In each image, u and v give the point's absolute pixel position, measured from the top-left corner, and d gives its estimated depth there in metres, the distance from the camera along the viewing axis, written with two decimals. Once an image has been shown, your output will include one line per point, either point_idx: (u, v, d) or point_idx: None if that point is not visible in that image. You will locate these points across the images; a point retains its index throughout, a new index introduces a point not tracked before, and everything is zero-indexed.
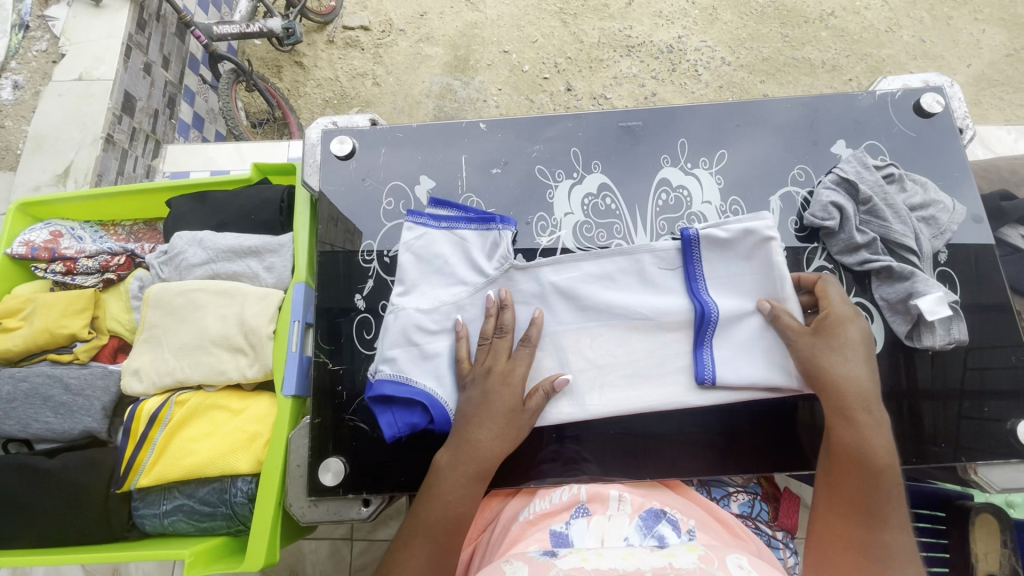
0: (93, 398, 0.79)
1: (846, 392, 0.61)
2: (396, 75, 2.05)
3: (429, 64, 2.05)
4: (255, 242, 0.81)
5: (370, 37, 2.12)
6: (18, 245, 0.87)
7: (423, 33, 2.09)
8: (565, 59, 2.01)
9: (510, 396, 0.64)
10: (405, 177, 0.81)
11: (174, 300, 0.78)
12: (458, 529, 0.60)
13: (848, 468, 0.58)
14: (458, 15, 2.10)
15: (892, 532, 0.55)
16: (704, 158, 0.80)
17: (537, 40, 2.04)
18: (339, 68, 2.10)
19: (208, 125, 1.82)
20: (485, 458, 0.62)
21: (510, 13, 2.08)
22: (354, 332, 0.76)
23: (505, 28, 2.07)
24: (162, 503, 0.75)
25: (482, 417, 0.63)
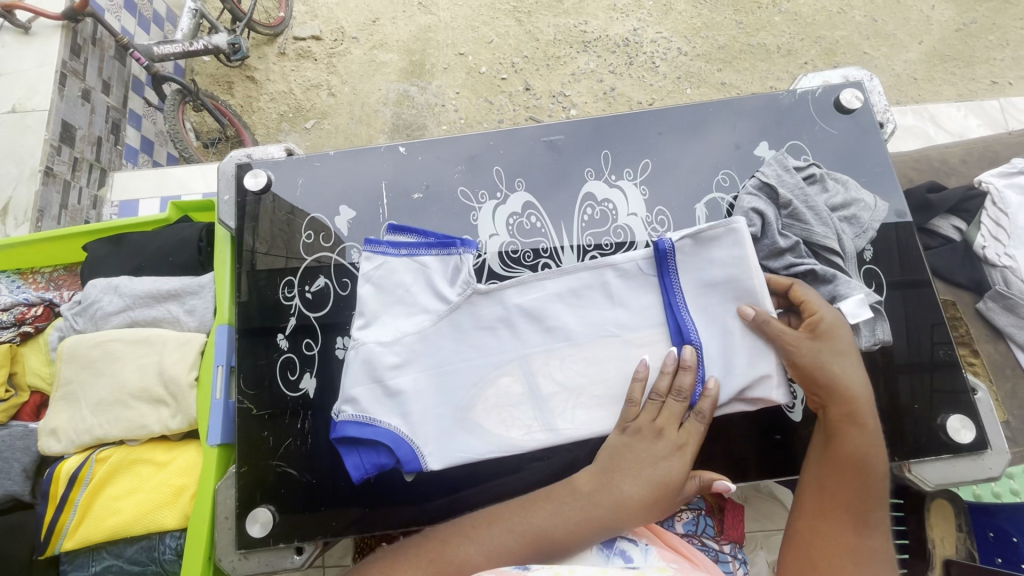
0: (12, 459, 0.76)
1: (853, 398, 0.60)
2: (351, 85, 2.01)
3: (384, 71, 2.01)
4: (174, 285, 0.79)
5: (322, 47, 2.08)
6: None
7: (376, 40, 2.05)
8: (522, 58, 1.98)
9: (678, 469, 0.60)
10: (324, 208, 0.78)
11: (89, 353, 0.75)
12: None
13: (854, 472, 0.58)
14: (410, 19, 2.06)
15: (877, 534, 0.56)
16: (628, 170, 0.78)
17: (493, 41, 2.01)
18: (292, 80, 2.05)
19: (158, 149, 1.77)
20: (551, 522, 0.58)
21: (463, 14, 2.05)
22: (277, 373, 0.73)
23: (459, 30, 2.03)
24: (89, 565, 0.71)
25: (618, 482, 0.60)
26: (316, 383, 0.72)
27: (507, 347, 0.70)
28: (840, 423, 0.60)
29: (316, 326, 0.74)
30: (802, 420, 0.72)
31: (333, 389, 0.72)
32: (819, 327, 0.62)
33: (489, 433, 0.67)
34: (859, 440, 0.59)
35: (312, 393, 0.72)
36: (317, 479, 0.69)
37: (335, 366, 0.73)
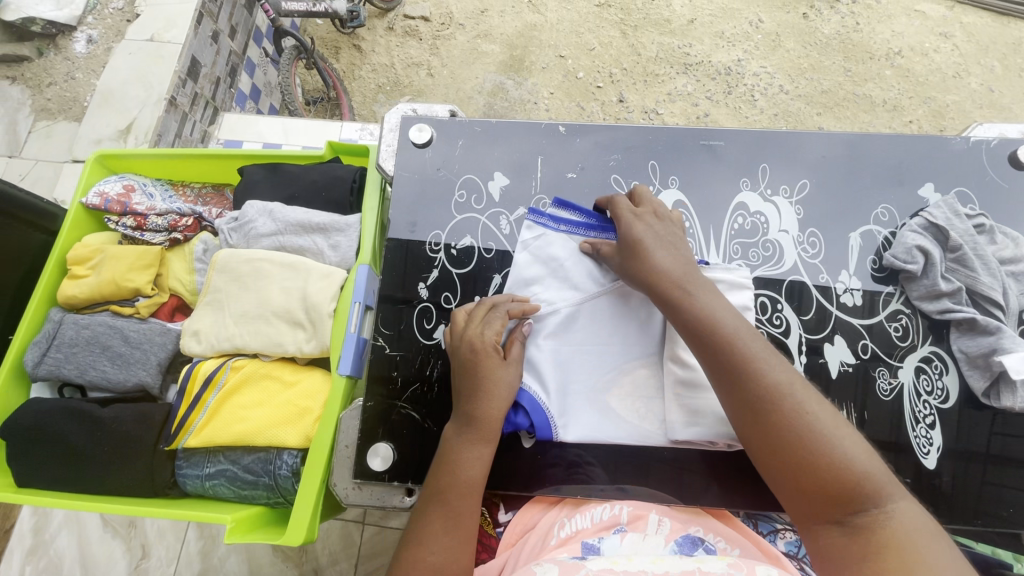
0: (150, 353, 0.81)
1: (659, 283, 0.59)
2: (450, 69, 2.06)
3: (484, 61, 2.05)
4: (324, 219, 0.82)
5: (429, 29, 2.13)
6: (93, 195, 0.89)
7: (482, 30, 2.09)
8: (621, 69, 1.99)
9: (494, 360, 0.63)
10: (479, 171, 0.80)
11: (241, 267, 0.79)
12: (472, 489, 0.58)
13: (702, 340, 0.55)
14: (518, 15, 2.10)
15: (759, 369, 0.51)
16: (785, 187, 0.78)
17: (595, 49, 2.02)
18: (395, 55, 2.11)
19: (263, 98, 1.84)
20: (487, 422, 0.61)
21: (570, 19, 2.07)
22: (415, 320, 0.75)
23: (563, 33, 2.06)
24: (206, 465, 0.75)
25: (465, 432, 0.61)
26: None
27: (647, 338, 0.70)
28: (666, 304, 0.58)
29: (457, 283, 0.76)
30: (935, 468, 0.67)
31: None
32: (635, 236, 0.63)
33: (619, 418, 0.68)
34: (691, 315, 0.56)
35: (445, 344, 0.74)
36: (439, 427, 0.70)
37: None
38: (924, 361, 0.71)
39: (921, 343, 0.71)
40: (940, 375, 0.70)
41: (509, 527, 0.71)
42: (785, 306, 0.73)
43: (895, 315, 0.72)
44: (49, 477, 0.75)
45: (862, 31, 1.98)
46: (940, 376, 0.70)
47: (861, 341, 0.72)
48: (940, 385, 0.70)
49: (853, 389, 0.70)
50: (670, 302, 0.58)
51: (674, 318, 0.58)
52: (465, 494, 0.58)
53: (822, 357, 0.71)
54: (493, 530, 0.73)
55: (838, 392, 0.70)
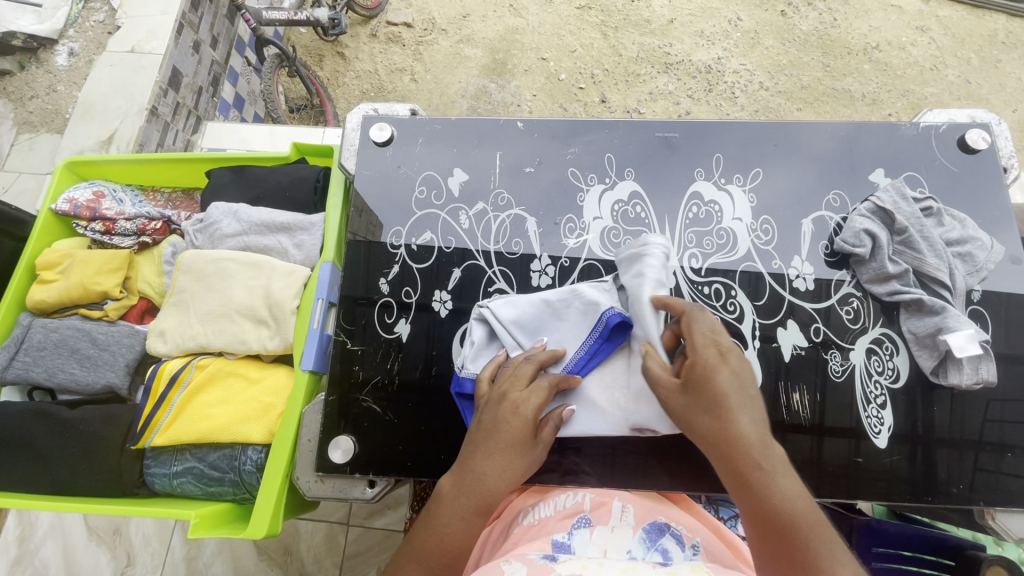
0: (118, 354, 0.82)
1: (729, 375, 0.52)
2: (434, 73, 2.08)
3: (467, 65, 2.07)
4: (288, 219, 0.83)
5: (412, 34, 2.15)
6: (63, 201, 0.90)
7: (464, 34, 2.12)
8: (602, 70, 2.01)
9: (521, 427, 0.56)
10: (439, 168, 0.82)
11: (205, 267, 0.80)
12: (452, 563, 0.52)
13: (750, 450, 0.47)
14: (500, 19, 2.12)
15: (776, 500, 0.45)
16: (738, 175, 0.79)
17: (576, 50, 2.05)
18: (378, 62, 2.14)
19: (248, 107, 1.85)
20: (488, 493, 0.54)
21: (551, 21, 2.10)
22: (376, 315, 0.76)
23: (545, 36, 2.08)
24: (173, 463, 0.76)
25: (463, 498, 0.54)
26: (410, 331, 0.76)
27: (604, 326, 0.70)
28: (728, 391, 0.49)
29: (418, 278, 0.78)
30: (887, 447, 0.69)
31: (426, 338, 0.75)
32: (696, 360, 0.51)
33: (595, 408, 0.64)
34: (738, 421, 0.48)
35: (405, 338, 0.75)
36: (400, 418, 0.72)
37: (430, 317, 0.76)
38: (875, 342, 0.72)
39: (872, 325, 0.73)
40: (891, 355, 0.71)
41: None
42: (739, 292, 0.75)
43: (847, 298, 0.74)
44: (17, 479, 0.76)
45: (838, 27, 2.01)
46: (890, 357, 0.71)
47: (814, 325, 0.73)
48: (891, 366, 0.71)
49: (807, 372, 0.71)
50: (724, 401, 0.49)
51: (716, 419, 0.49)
52: (445, 564, 0.52)
53: (776, 341, 0.73)
54: None
55: (792, 375, 0.71)
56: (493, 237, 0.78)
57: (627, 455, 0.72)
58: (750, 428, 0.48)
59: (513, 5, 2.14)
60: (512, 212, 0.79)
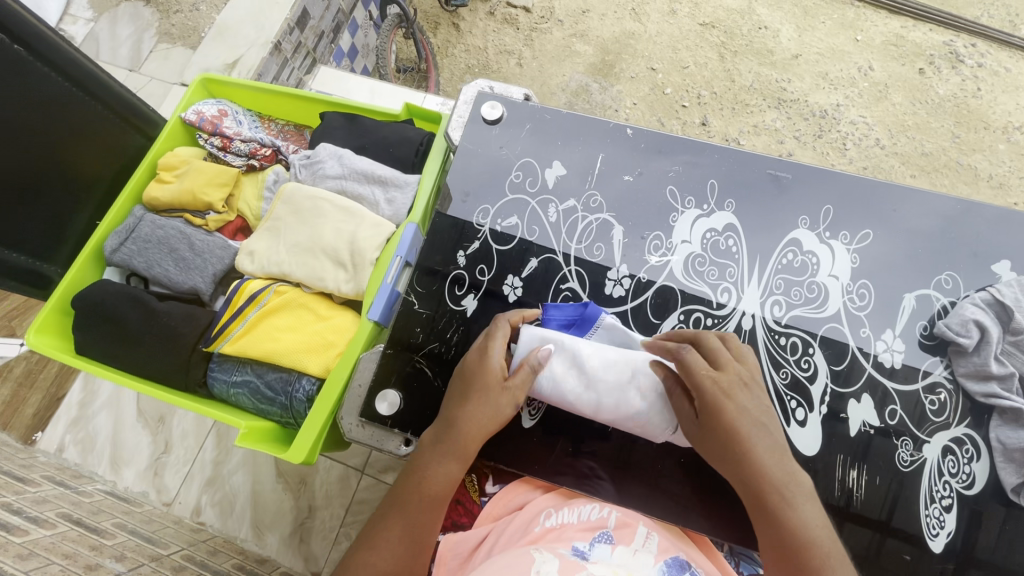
0: (209, 263, 0.88)
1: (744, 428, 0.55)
2: (540, 63, 2.09)
3: (575, 60, 2.06)
4: (385, 173, 0.86)
5: (529, 19, 2.16)
6: (192, 112, 0.97)
7: (580, 29, 2.10)
8: (710, 92, 1.95)
9: (491, 376, 0.63)
10: (539, 157, 0.82)
11: (303, 202, 0.84)
12: (434, 502, 0.60)
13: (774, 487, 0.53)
14: (619, 21, 2.09)
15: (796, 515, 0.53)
16: (844, 233, 0.75)
17: (688, 68, 1.99)
18: (490, 40, 2.16)
19: (360, 58, 1.93)
20: (462, 434, 0.61)
21: (670, 33, 2.04)
22: (447, 284, 0.77)
23: (660, 46, 2.03)
24: (234, 373, 0.82)
25: (441, 440, 0.62)
26: (476, 307, 0.76)
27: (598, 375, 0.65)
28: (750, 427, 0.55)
29: (494, 258, 0.78)
30: (941, 552, 0.64)
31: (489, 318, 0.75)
32: (710, 392, 0.56)
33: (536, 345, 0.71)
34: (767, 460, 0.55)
35: (470, 313, 0.76)
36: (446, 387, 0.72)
37: (498, 299, 0.76)
38: (955, 441, 0.67)
39: (956, 423, 0.68)
40: (969, 460, 0.66)
41: (493, 501, 0.73)
42: (817, 350, 0.71)
43: (935, 387, 0.69)
44: (104, 352, 0.85)
45: (980, 98, 1.85)
46: (969, 461, 0.66)
47: (891, 406, 0.68)
48: (966, 471, 0.66)
49: (871, 453, 0.67)
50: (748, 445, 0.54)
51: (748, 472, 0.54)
52: (426, 504, 0.60)
53: (844, 412, 0.69)
54: (478, 497, 0.76)
55: (854, 451, 0.67)
56: (577, 236, 0.78)
57: (651, 480, 0.70)
58: (771, 465, 0.54)
59: (635, 9, 2.10)
60: (601, 216, 0.78)
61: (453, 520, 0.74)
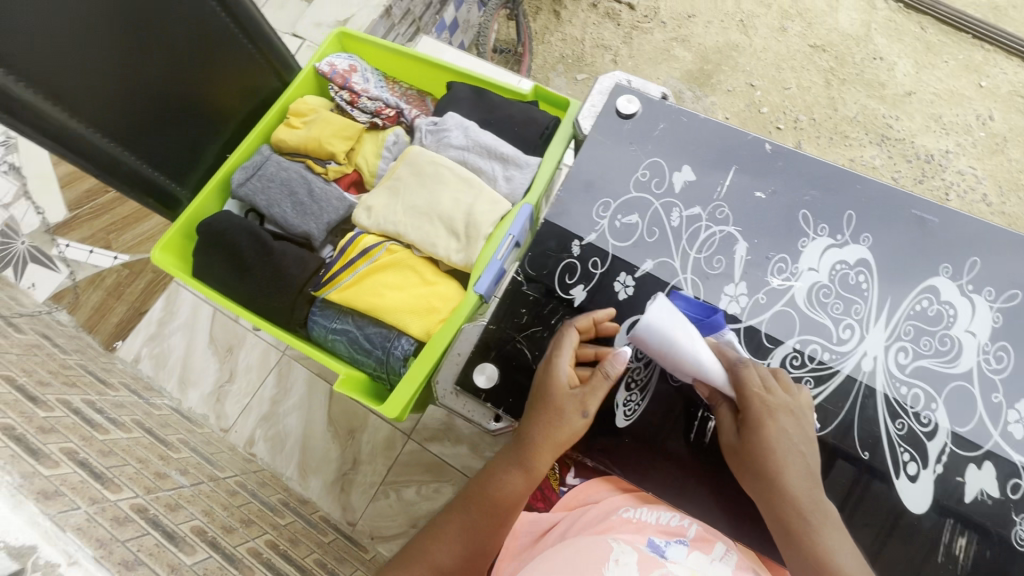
0: (324, 211, 0.91)
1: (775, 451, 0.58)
2: (635, 62, 2.04)
3: (672, 65, 2.01)
4: (508, 150, 0.87)
5: (631, 17, 2.11)
6: (326, 64, 0.99)
7: (682, 34, 2.04)
8: (808, 118, 1.87)
9: (555, 388, 0.65)
10: (669, 159, 0.80)
11: (425, 166, 0.86)
12: (496, 514, 0.64)
13: (804, 513, 0.57)
14: (724, 31, 2.02)
15: (826, 536, 0.56)
16: (988, 289, 0.70)
17: (790, 89, 1.91)
18: (587, 33, 2.12)
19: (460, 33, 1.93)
20: (524, 450, 0.64)
21: (777, 50, 1.96)
22: (558, 270, 0.76)
23: (764, 63, 1.95)
24: (335, 320, 0.85)
25: (510, 454, 0.66)
26: (584, 298, 0.75)
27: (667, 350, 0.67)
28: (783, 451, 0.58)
29: (609, 253, 0.77)
30: None
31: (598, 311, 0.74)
32: (754, 415, 0.60)
33: None
34: (795, 478, 0.58)
35: (578, 303, 0.75)
36: None
37: (609, 294, 0.75)
38: None
39: None
40: None
41: (569, 492, 0.74)
42: (940, 406, 0.67)
43: None
44: (217, 278, 0.89)
45: None
46: None
47: (1013, 480, 0.64)
48: None
49: (986, 524, 0.63)
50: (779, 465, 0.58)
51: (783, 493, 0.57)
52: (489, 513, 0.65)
53: (961, 475, 0.65)
54: (558, 485, 0.78)
55: (967, 518, 0.63)
56: (698, 245, 0.76)
57: (748, 510, 0.66)
58: (799, 484, 0.58)
59: (743, 21, 2.02)
60: (726, 229, 0.76)
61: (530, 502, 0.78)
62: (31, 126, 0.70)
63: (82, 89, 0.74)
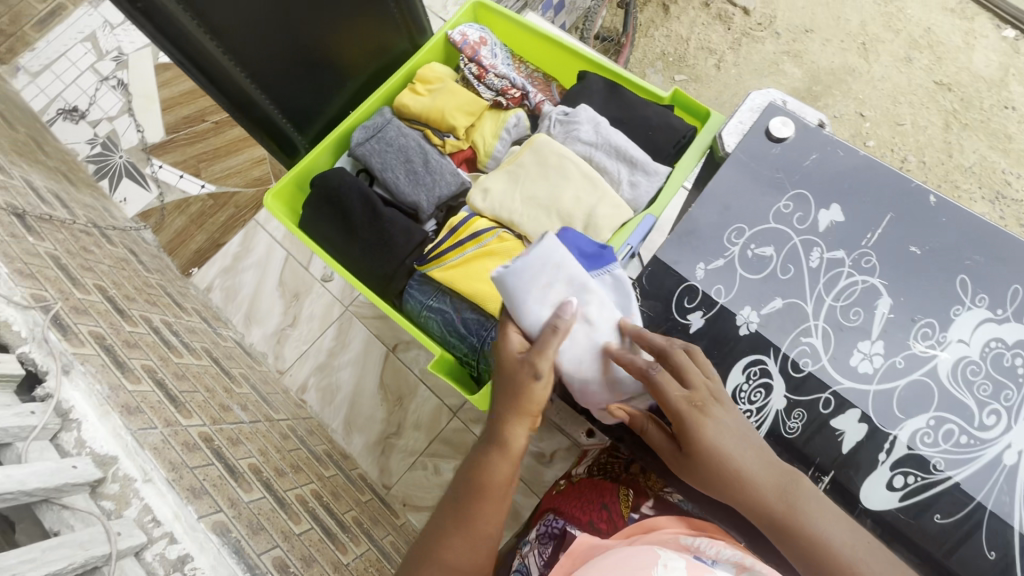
0: (436, 184, 0.89)
1: (720, 448, 0.58)
2: (739, 71, 1.88)
3: (777, 79, 1.85)
4: (637, 154, 0.82)
5: (745, 23, 1.93)
6: (458, 32, 0.96)
7: (795, 48, 1.87)
8: (918, 160, 1.72)
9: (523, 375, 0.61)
10: (817, 193, 0.74)
11: (550, 157, 0.82)
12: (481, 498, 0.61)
13: (774, 498, 0.56)
14: (842, 51, 1.84)
15: (804, 520, 0.55)
16: None
17: (903, 125, 1.76)
18: (694, 32, 1.95)
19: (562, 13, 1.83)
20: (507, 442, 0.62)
21: (895, 81, 1.80)
22: (678, 292, 0.72)
23: (878, 93, 1.79)
24: (432, 297, 0.84)
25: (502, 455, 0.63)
26: (701, 326, 0.71)
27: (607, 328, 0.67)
28: (720, 432, 0.59)
29: (736, 282, 0.72)
30: None
31: (715, 343, 0.71)
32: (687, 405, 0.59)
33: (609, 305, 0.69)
34: (743, 462, 0.58)
35: (694, 330, 0.71)
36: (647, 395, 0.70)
37: (728, 328, 0.71)
38: None
39: None
40: None
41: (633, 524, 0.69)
42: None
43: None
44: (323, 234, 0.89)
45: None
46: None
47: None
48: None
49: None
50: (725, 456, 0.58)
51: (743, 486, 0.57)
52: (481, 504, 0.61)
53: None
54: (626, 511, 0.76)
55: None
56: (836, 292, 0.70)
57: None
58: (750, 466, 0.58)
59: (865, 43, 1.84)
60: (870, 281, 0.70)
61: (593, 520, 0.76)
62: (188, 60, 0.72)
63: (239, 34, 0.75)
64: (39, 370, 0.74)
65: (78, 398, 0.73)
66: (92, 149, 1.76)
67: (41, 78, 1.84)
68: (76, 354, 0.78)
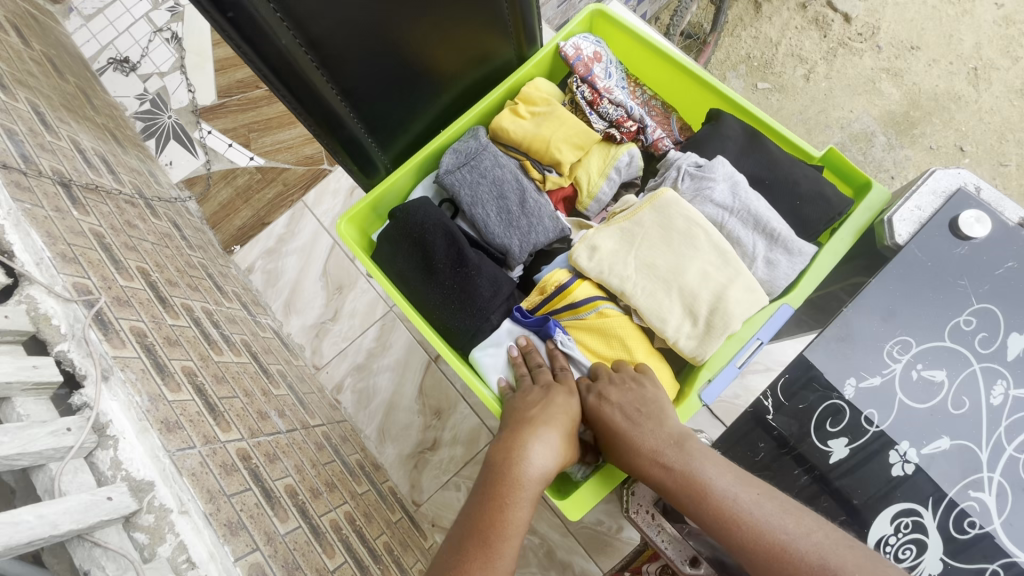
0: (534, 228, 0.77)
1: (626, 429, 0.61)
2: (830, 86, 1.66)
3: (872, 99, 1.63)
4: (780, 229, 0.70)
5: (844, 31, 1.70)
6: (570, 46, 0.83)
7: (897, 67, 1.64)
8: None
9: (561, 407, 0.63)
10: (1010, 313, 0.61)
11: (677, 222, 0.70)
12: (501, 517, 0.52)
13: (678, 469, 0.56)
14: (951, 75, 1.61)
15: (707, 476, 0.54)
16: None
17: (1008, 167, 1.55)
18: (784, 37, 1.73)
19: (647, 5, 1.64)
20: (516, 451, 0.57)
21: (1007, 116, 1.57)
22: (821, 410, 0.62)
23: (985, 128, 1.57)
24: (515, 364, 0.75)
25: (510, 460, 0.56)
26: (844, 456, 0.61)
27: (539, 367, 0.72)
28: (628, 417, 0.62)
29: (894, 408, 0.61)
30: None
31: (862, 479, 0.60)
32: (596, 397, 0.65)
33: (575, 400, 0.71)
34: (649, 437, 0.59)
35: (836, 461, 0.61)
36: None
37: (879, 464, 0.60)
38: None
39: None
40: None
41: None
42: None
43: None
44: (397, 269, 0.80)
45: None
46: None
47: None
48: None
49: None
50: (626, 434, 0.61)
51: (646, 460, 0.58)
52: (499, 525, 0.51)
53: None
54: None
55: None
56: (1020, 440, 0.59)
57: None
58: (653, 439, 0.59)
59: (977, 69, 1.61)
60: None
61: None
62: (275, 74, 0.60)
63: (336, 43, 0.62)
64: (76, 370, 0.64)
65: (117, 411, 0.62)
66: (142, 105, 1.67)
67: (95, 23, 1.73)
68: (117, 357, 0.67)
